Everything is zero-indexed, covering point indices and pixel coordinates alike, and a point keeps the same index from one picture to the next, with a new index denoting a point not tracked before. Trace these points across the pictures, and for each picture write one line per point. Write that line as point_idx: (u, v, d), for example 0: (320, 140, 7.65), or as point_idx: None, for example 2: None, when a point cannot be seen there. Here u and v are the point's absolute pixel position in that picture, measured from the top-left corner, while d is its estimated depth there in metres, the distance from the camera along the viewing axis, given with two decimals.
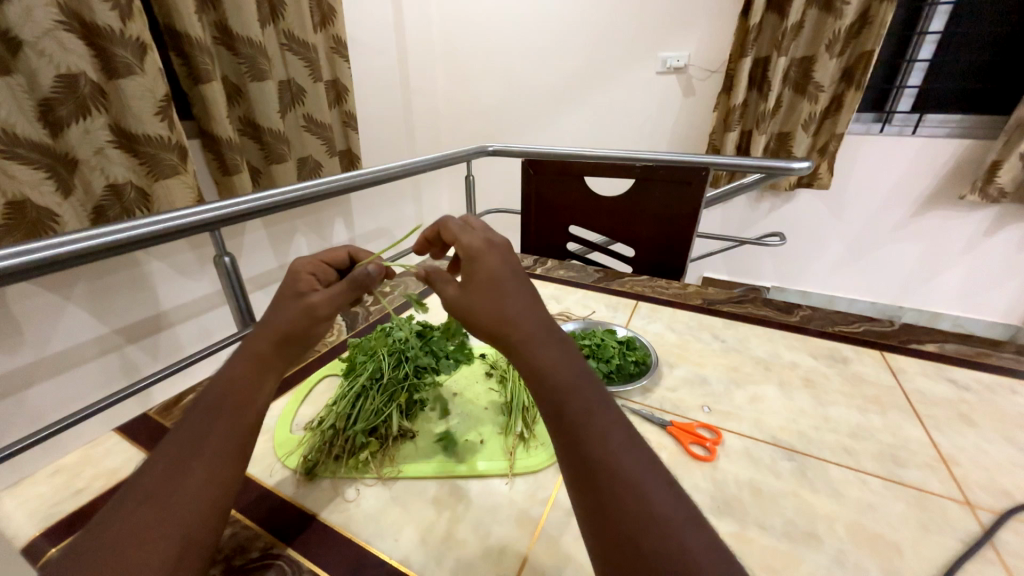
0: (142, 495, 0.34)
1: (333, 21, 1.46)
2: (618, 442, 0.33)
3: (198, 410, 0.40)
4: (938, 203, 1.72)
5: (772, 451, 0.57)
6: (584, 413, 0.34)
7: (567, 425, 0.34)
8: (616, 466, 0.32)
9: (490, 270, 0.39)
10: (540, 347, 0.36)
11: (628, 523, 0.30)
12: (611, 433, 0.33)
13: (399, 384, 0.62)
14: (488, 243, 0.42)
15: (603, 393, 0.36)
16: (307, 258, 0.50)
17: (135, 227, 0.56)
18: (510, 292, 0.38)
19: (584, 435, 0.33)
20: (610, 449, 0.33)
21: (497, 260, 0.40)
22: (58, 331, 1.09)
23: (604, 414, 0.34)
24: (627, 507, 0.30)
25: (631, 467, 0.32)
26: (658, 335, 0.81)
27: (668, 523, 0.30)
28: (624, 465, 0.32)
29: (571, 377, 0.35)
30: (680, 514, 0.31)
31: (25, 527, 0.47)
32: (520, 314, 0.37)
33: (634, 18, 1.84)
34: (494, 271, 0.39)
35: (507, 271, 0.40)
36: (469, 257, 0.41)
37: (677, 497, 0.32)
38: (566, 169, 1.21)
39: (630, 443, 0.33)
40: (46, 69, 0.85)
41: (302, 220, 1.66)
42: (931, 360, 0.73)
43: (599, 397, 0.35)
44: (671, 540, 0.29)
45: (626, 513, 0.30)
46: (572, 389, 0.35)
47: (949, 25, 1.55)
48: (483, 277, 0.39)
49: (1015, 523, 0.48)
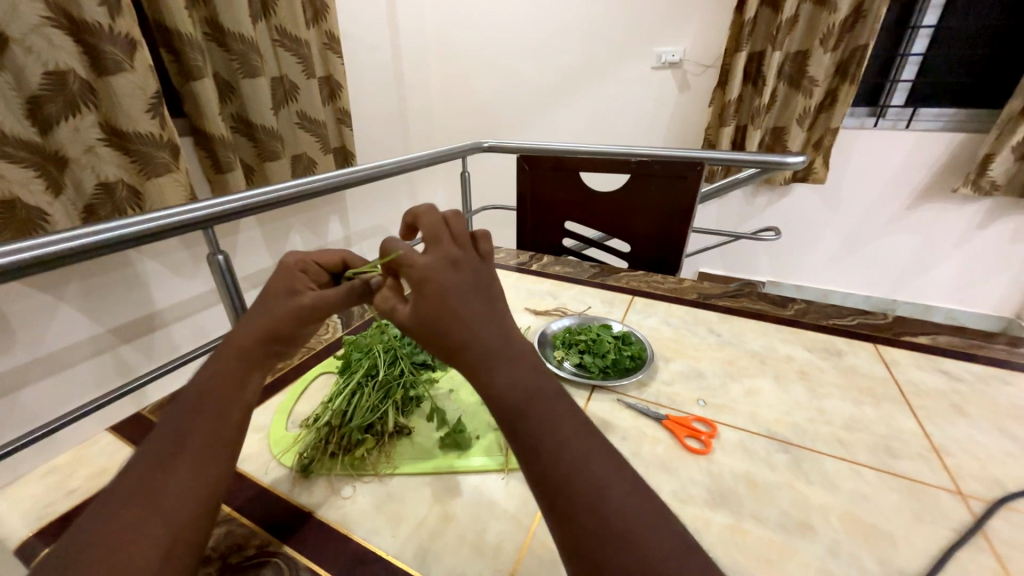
0: (124, 496, 0.33)
1: (326, 17, 1.44)
2: (577, 459, 0.33)
3: (179, 406, 0.39)
4: (932, 195, 1.72)
5: (767, 443, 0.57)
6: (542, 427, 0.34)
7: (526, 442, 0.34)
8: (575, 481, 0.32)
9: (431, 298, 0.37)
10: (491, 370, 0.36)
11: (588, 536, 0.30)
12: (574, 446, 0.33)
13: (394, 380, 0.61)
14: (429, 261, 0.38)
15: (567, 402, 0.36)
16: (299, 253, 0.49)
17: (124, 225, 0.55)
18: (453, 322, 0.36)
19: (546, 450, 0.33)
20: (570, 462, 0.33)
21: (440, 281, 0.37)
22: (50, 333, 1.08)
23: (565, 426, 0.34)
24: (587, 521, 0.31)
25: (592, 479, 0.32)
26: (653, 330, 0.81)
27: (632, 530, 0.30)
28: (586, 477, 0.32)
29: (527, 391, 0.35)
30: (644, 522, 0.31)
31: (18, 527, 0.47)
32: (464, 343, 0.36)
33: (629, 13, 1.84)
34: (436, 297, 0.37)
35: (450, 291, 0.37)
36: (412, 282, 0.39)
37: (643, 503, 0.32)
38: (562, 164, 1.21)
39: (593, 455, 0.33)
40: (33, 66, 0.84)
41: (296, 217, 1.66)
42: (925, 353, 0.74)
43: (564, 405, 0.36)
44: (630, 551, 0.29)
45: (588, 527, 0.31)
46: (530, 405, 0.35)
47: (941, 19, 1.56)
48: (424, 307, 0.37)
49: (1006, 511, 0.49)
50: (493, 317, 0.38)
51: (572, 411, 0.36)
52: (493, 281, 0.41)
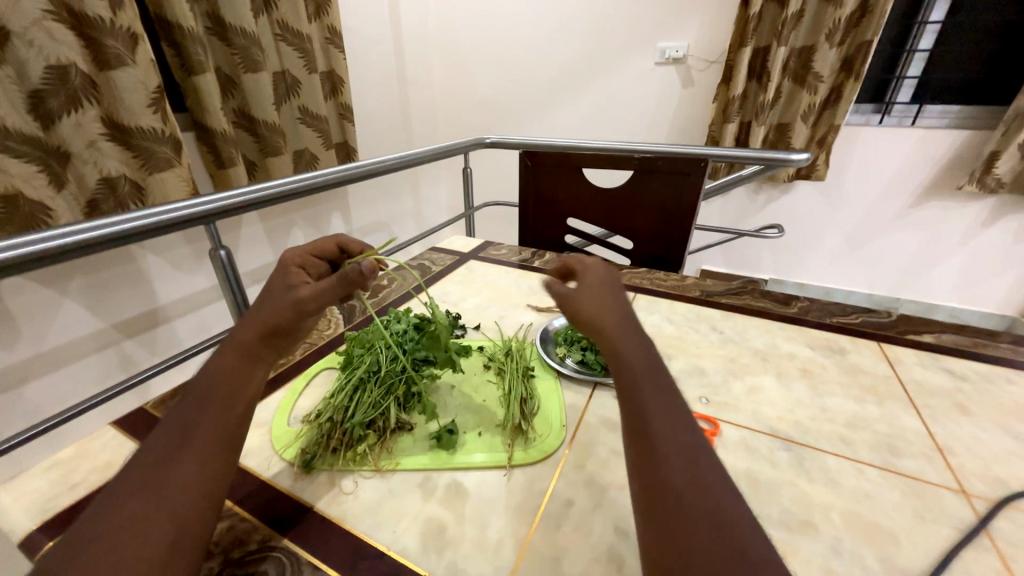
0: (131, 487, 0.33)
1: (328, 11, 1.44)
2: (679, 453, 0.36)
3: (186, 401, 0.39)
4: (938, 193, 1.71)
5: (769, 441, 0.57)
6: (653, 393, 0.39)
7: (634, 420, 0.39)
8: (670, 471, 0.35)
9: (587, 294, 0.46)
10: (618, 345, 0.42)
11: (677, 484, 0.34)
12: (676, 417, 0.39)
13: (397, 375, 0.61)
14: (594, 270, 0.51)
15: (678, 401, 0.40)
16: (298, 249, 0.52)
17: (119, 221, 0.54)
18: (586, 299, 0.46)
19: (649, 431, 0.37)
20: (673, 423, 0.38)
21: (598, 287, 0.47)
22: (54, 327, 1.09)
23: (667, 399, 0.39)
24: (678, 468, 0.35)
25: (686, 441, 0.37)
26: (656, 327, 0.81)
27: (710, 489, 0.34)
28: (683, 438, 0.37)
29: (642, 374, 0.40)
30: (721, 488, 0.34)
31: (22, 520, 0.47)
32: (594, 320, 0.44)
33: (632, 9, 1.82)
34: (593, 290, 0.47)
35: (598, 284, 0.48)
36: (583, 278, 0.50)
37: (736, 506, 0.34)
38: (565, 160, 1.20)
39: (693, 458, 0.36)
40: (35, 60, 0.84)
41: (298, 213, 1.66)
42: (929, 351, 0.73)
43: (674, 400, 0.40)
44: (713, 546, 0.31)
45: (675, 475, 0.35)
46: (647, 377, 0.40)
47: (949, 14, 1.54)
48: (581, 291, 0.47)
49: (1010, 511, 0.48)
50: (628, 316, 0.45)
51: (683, 412, 0.39)
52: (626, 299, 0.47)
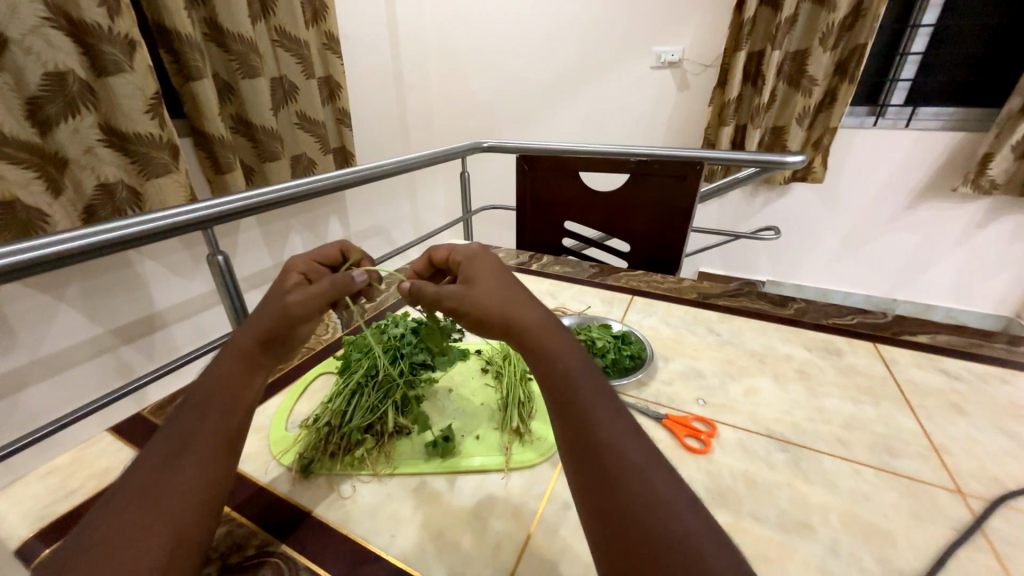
0: (130, 494, 0.33)
1: (325, 17, 1.44)
2: (626, 470, 0.32)
3: (185, 408, 0.39)
4: (933, 194, 1.72)
5: (766, 442, 0.57)
6: (586, 403, 0.35)
7: (571, 428, 0.35)
8: (619, 491, 0.31)
9: (480, 285, 0.42)
10: (545, 348, 0.38)
11: (630, 506, 0.30)
12: (616, 425, 0.35)
13: (394, 379, 0.61)
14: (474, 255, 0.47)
15: (621, 407, 0.36)
16: (303, 257, 0.52)
17: (117, 228, 0.54)
18: (482, 290, 0.41)
19: (593, 449, 0.33)
20: (615, 436, 0.34)
21: (490, 275, 0.43)
22: (50, 333, 1.08)
23: (605, 408, 0.35)
24: (628, 488, 0.31)
25: (633, 456, 0.33)
26: (653, 329, 0.82)
27: (667, 507, 0.30)
28: (629, 453, 0.33)
29: (572, 379, 0.36)
30: (680, 505, 0.31)
31: (19, 527, 0.47)
32: (500, 320, 0.40)
33: (628, 14, 1.84)
34: (485, 280, 0.43)
35: (490, 272, 0.44)
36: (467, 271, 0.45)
37: (702, 527, 0.30)
38: (561, 164, 1.21)
39: (643, 474, 0.32)
40: (33, 67, 0.84)
41: (296, 218, 1.66)
42: (924, 352, 0.74)
43: (613, 405, 0.36)
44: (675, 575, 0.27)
45: (626, 496, 0.31)
46: (574, 386, 0.36)
47: (940, 18, 1.56)
48: (475, 285, 0.42)
49: (1006, 510, 0.49)
50: (543, 311, 0.40)
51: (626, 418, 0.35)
52: (521, 288, 0.42)
